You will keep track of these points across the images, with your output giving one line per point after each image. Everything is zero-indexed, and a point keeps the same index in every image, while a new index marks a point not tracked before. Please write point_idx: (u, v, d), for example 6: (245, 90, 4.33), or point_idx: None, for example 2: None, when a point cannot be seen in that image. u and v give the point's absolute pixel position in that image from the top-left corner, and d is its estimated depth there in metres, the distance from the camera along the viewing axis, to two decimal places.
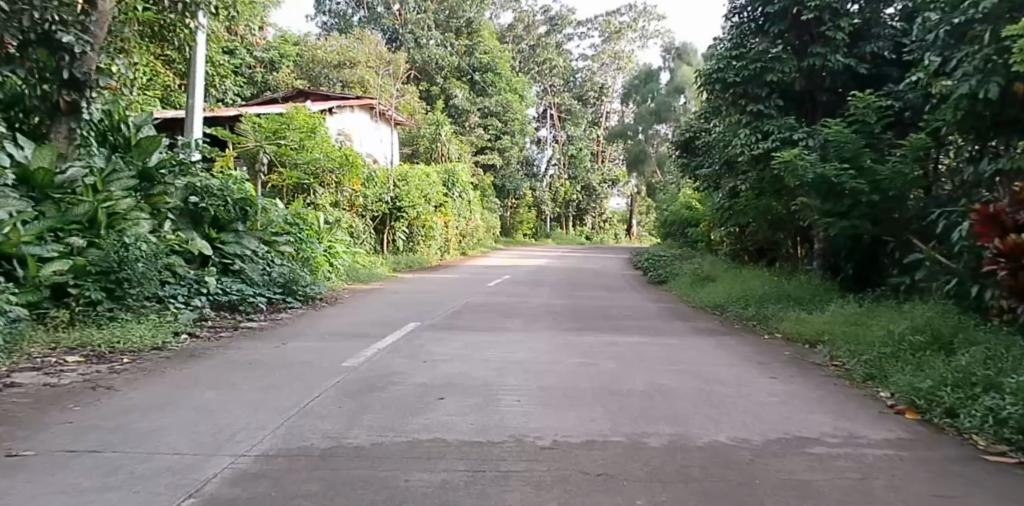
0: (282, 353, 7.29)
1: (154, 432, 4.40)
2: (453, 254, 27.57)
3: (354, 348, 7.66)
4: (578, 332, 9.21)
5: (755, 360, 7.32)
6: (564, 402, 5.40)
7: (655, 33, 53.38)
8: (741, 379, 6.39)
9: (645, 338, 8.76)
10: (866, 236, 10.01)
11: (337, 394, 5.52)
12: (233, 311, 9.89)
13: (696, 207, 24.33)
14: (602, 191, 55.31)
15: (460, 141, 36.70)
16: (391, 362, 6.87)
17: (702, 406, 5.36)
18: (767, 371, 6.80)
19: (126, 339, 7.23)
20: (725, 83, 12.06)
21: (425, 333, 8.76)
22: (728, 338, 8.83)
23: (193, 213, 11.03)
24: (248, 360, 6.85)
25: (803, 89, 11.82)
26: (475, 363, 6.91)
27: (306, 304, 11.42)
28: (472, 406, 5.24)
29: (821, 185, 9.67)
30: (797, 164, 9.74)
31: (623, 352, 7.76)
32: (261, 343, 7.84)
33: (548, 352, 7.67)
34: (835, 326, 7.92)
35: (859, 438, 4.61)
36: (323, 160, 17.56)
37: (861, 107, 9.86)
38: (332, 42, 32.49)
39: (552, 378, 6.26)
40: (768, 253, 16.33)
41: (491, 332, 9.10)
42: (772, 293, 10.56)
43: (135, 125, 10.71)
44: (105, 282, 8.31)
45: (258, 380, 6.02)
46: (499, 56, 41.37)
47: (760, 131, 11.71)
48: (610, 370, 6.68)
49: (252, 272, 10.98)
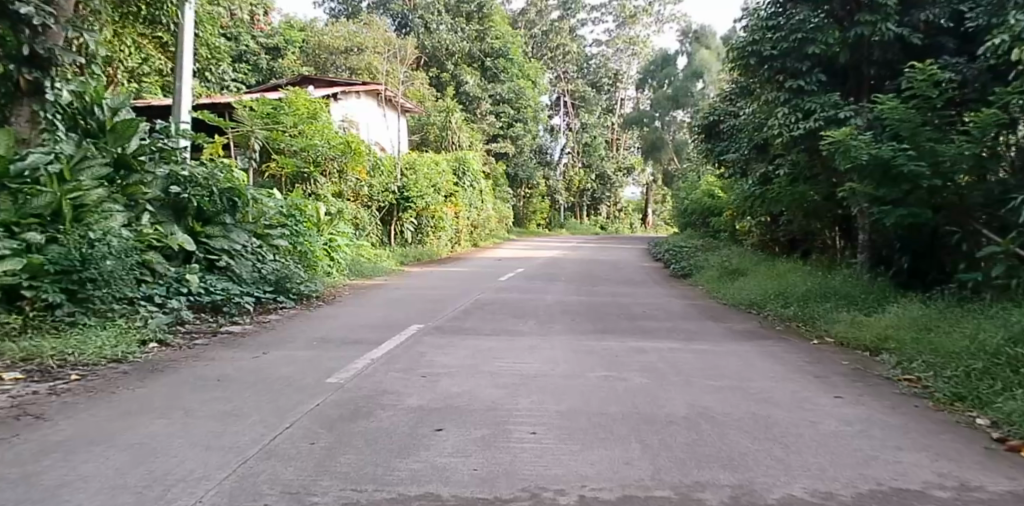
0: (259, 365, 6.30)
1: (65, 487, 3.42)
2: (463, 246, 26.51)
3: (343, 359, 6.66)
4: (600, 335, 8.15)
5: (811, 373, 6.25)
6: (591, 436, 4.36)
7: (672, 17, 51.82)
8: (800, 399, 5.34)
9: (676, 344, 7.68)
10: (925, 225, 8.88)
11: (311, 425, 4.52)
12: (216, 313, 8.95)
13: (719, 196, 23.20)
14: (617, 180, 54.04)
15: (471, 129, 35.55)
16: (383, 378, 5.86)
17: (763, 441, 4.30)
18: (829, 388, 5.73)
19: (81, 349, 6.26)
20: (760, 57, 10.96)
21: (427, 339, 7.75)
22: (771, 343, 7.75)
23: (176, 204, 9.95)
24: (217, 375, 5.86)
25: (848, 62, 10.64)
26: (481, 378, 5.90)
27: (300, 303, 10.49)
28: (476, 443, 4.21)
29: (877, 168, 8.54)
30: (849, 144, 8.62)
31: (653, 361, 6.70)
32: (238, 352, 6.84)
33: (567, 362, 6.63)
34: (900, 331, 6.84)
35: (975, 491, 3.56)
36: (323, 147, 16.53)
37: (921, 80, 8.62)
38: (338, 27, 31.42)
39: (573, 399, 5.23)
40: (803, 243, 15.16)
41: (501, 336, 8.07)
42: (817, 291, 9.45)
43: (111, 108, 9.56)
44: (66, 283, 7.33)
45: (223, 403, 5.02)
46: (511, 42, 40.18)
47: (800, 109, 10.56)
48: (642, 387, 5.63)
49: (240, 269, 10.02)
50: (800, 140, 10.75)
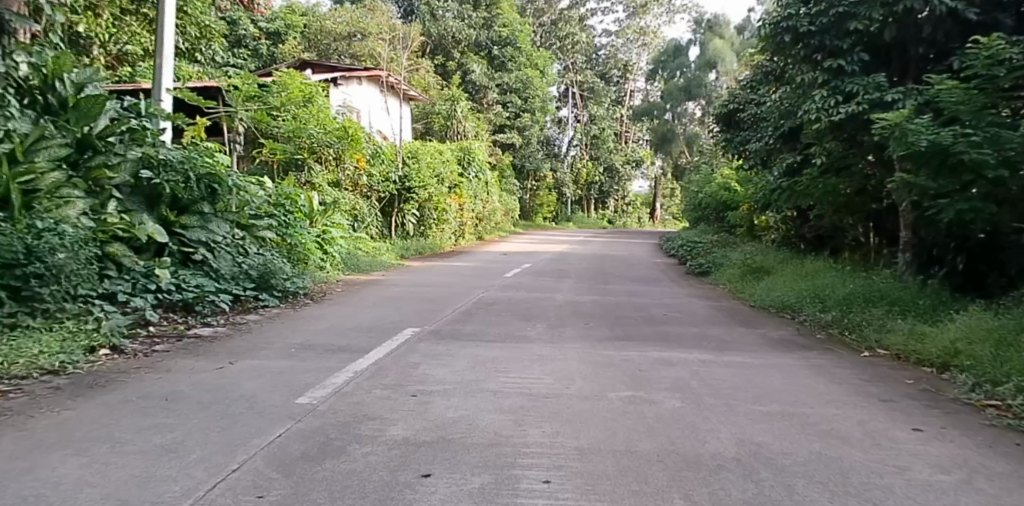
0: (222, 379, 5.33)
1: None
2: (467, 240, 25.49)
3: (322, 371, 5.68)
4: (618, 344, 7.17)
5: (875, 396, 5.26)
6: (621, 487, 3.37)
7: (683, 7, 50.67)
8: (873, 434, 4.34)
9: (707, 355, 6.69)
10: (986, 222, 7.88)
11: (262, 469, 3.55)
12: (187, 312, 7.98)
13: (736, 189, 22.22)
14: (625, 173, 52.81)
15: (477, 120, 34.53)
16: (365, 399, 4.88)
17: (844, 497, 3.32)
18: (902, 417, 4.73)
19: (10, 358, 5.29)
20: (795, 33, 9.92)
21: (421, 346, 6.78)
22: (816, 355, 6.75)
23: (148, 190, 9.01)
24: (166, 393, 4.89)
25: (893, 41, 9.57)
26: (481, 400, 4.92)
27: (285, 301, 9.51)
28: (472, 497, 3.23)
29: (934, 156, 7.53)
30: (905, 127, 7.66)
31: (683, 378, 5.71)
32: (201, 362, 5.86)
33: (583, 378, 5.65)
34: (976, 345, 5.85)
35: None
36: (317, 132, 15.57)
37: (985, 57, 7.55)
38: (341, 12, 30.47)
39: (594, 431, 4.25)
40: (831, 240, 14.19)
41: (506, 343, 7.09)
42: (860, 294, 8.45)
43: (75, 83, 8.52)
44: (7, 279, 6.33)
45: (162, 434, 4.04)
46: (520, 30, 39.03)
47: (840, 92, 9.54)
48: (676, 414, 4.65)
49: (218, 262, 9.07)
50: (838, 125, 9.74)
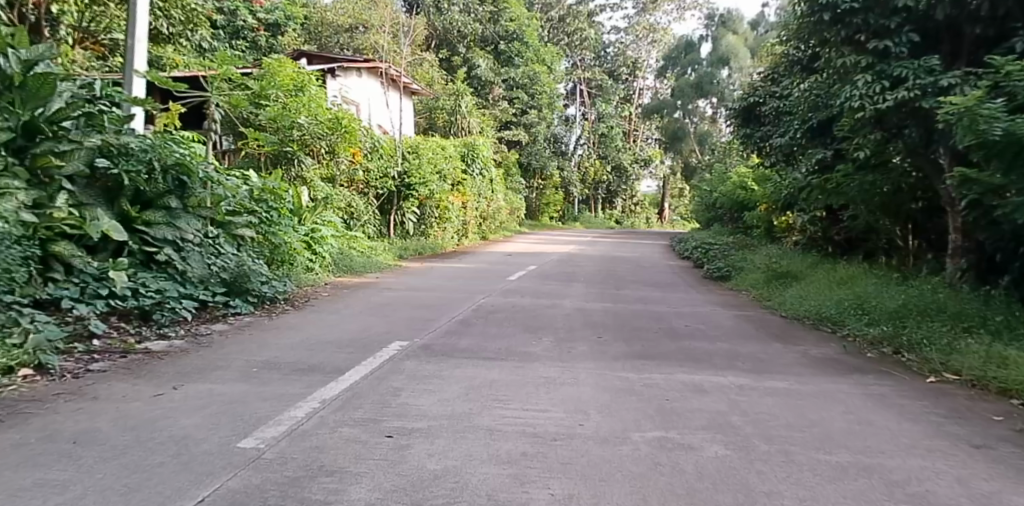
0: (154, 412, 4.32)
1: None
2: (470, 240, 24.50)
3: (281, 399, 4.67)
4: (637, 363, 6.13)
5: (964, 440, 4.20)
6: None
7: (695, 4, 49.63)
8: (983, 501, 3.30)
9: (744, 380, 5.63)
10: None
11: None
12: (143, 322, 6.99)
13: (753, 188, 21.17)
14: (634, 172, 51.64)
15: (482, 115, 33.47)
16: (326, 442, 3.86)
17: None
18: (1012, 473, 3.68)
19: None
20: (835, 12, 8.80)
21: (407, 365, 5.75)
22: (874, 380, 5.69)
23: (107, 183, 8.02)
24: (75, 434, 3.85)
25: (946, 20, 8.55)
26: (473, 444, 3.88)
27: (261, 307, 8.53)
28: None
29: (1008, 148, 6.49)
30: (976, 113, 6.58)
31: (721, 412, 4.67)
32: (137, 388, 4.85)
33: (599, 411, 4.60)
34: None
35: None
36: (309, 124, 14.63)
37: None
38: (344, 3, 29.52)
39: (618, 496, 3.21)
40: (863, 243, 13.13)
41: (507, 362, 6.05)
42: (915, 305, 7.42)
43: (22, 59, 7.46)
44: None
45: (42, 498, 3.00)
46: (527, 25, 38.04)
47: (885, 77, 8.49)
48: (721, 467, 3.61)
49: (185, 264, 8.10)
50: (884, 114, 8.65)
